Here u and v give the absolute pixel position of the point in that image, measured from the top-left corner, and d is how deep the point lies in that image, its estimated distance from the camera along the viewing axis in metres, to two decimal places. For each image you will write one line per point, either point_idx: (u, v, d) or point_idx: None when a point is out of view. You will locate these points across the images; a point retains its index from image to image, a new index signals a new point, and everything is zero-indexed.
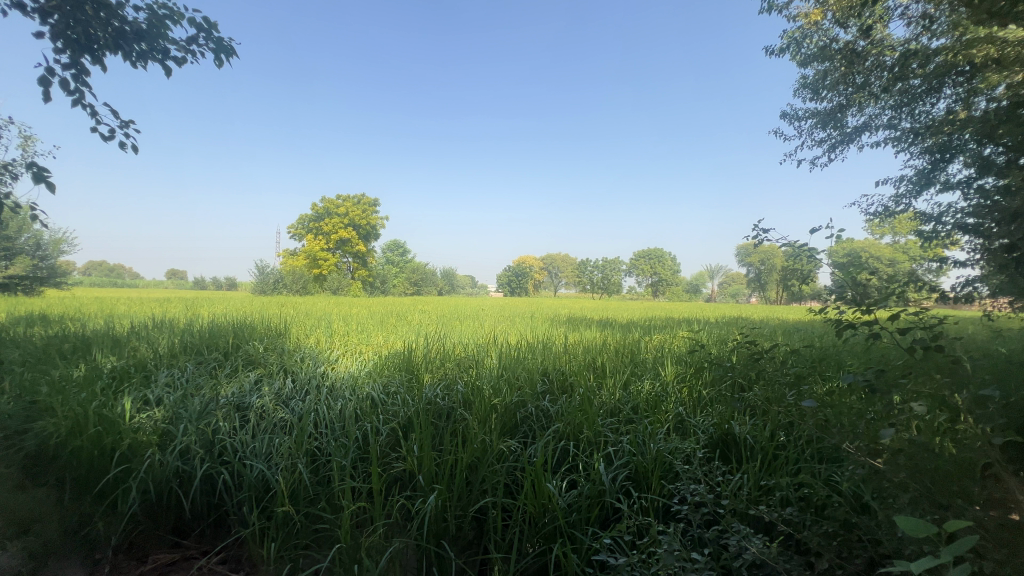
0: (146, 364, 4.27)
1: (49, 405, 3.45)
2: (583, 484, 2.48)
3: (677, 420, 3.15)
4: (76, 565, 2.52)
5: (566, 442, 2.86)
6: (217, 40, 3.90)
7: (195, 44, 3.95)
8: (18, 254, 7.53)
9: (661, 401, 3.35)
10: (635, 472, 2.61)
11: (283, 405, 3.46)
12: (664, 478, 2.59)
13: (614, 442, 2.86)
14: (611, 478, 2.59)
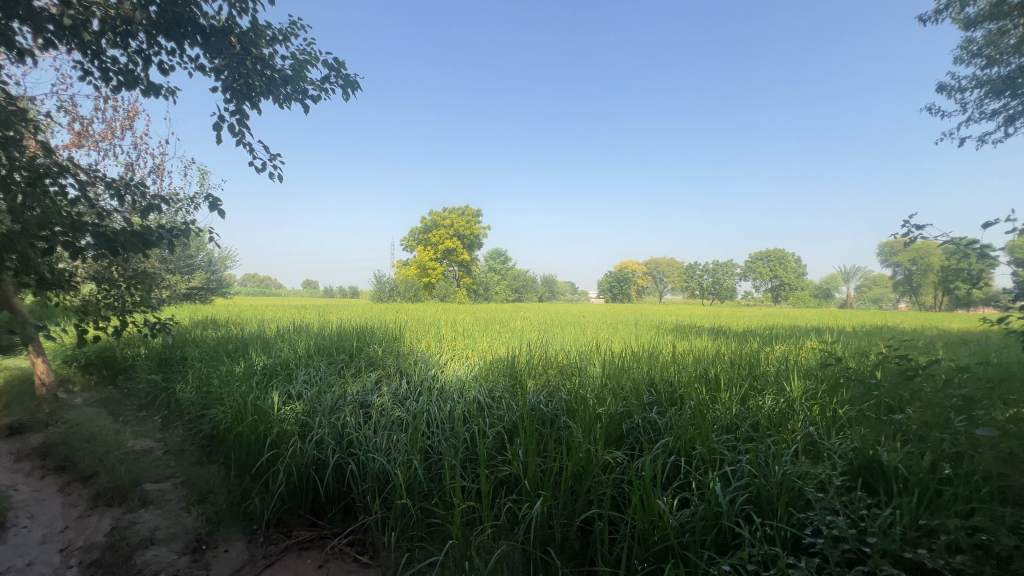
0: (289, 363, 4.91)
1: (222, 397, 4.18)
2: (697, 504, 2.32)
3: (808, 442, 2.81)
4: (239, 533, 3.01)
5: (677, 457, 2.70)
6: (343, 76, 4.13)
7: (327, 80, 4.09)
8: (196, 270, 9.14)
9: (787, 419, 3.02)
10: (756, 496, 2.38)
11: (400, 405, 3.74)
12: (793, 505, 2.32)
13: (732, 461, 2.64)
14: (729, 500, 2.39)
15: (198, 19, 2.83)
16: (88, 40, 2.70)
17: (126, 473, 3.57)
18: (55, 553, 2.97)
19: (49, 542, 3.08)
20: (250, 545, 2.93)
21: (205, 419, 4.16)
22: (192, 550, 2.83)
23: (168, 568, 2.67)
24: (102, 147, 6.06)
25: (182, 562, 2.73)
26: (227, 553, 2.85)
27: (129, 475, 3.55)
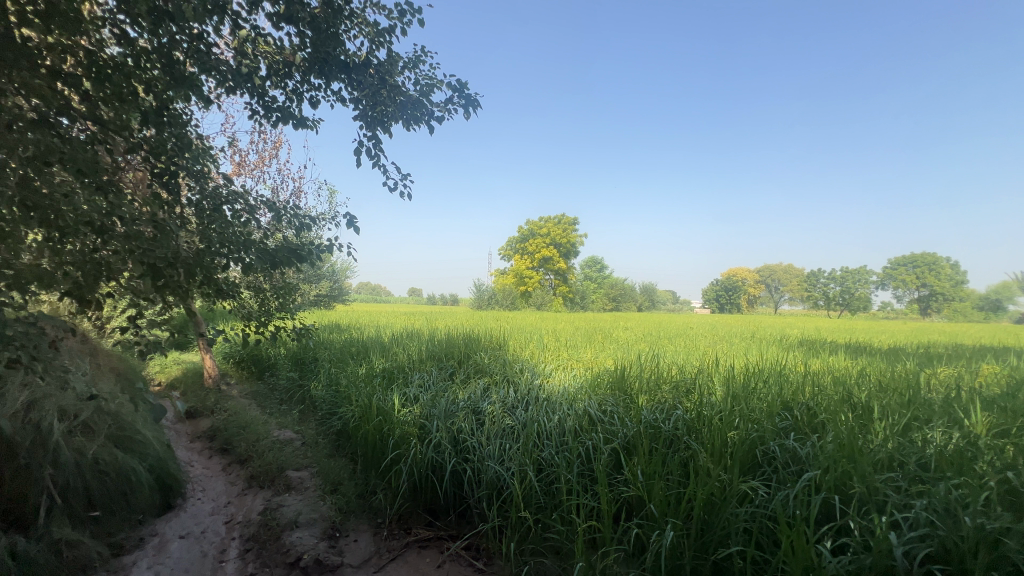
0: (405, 367, 5.26)
1: (351, 396, 4.59)
2: (861, 551, 2.02)
3: (1006, 489, 2.30)
4: (366, 523, 3.38)
5: (828, 494, 2.39)
6: (466, 97, 3.63)
7: (452, 101, 3.63)
8: (323, 279, 10.23)
9: (971, 459, 2.51)
10: (938, 551, 2.04)
11: (510, 413, 3.79)
12: (996, 569, 1.93)
13: (898, 504, 2.27)
14: (905, 553, 2.05)
15: (342, 57, 3.12)
16: (256, 84, 3.11)
17: (274, 459, 4.14)
18: (221, 525, 3.60)
19: (217, 514, 3.73)
20: (376, 538, 3.23)
21: (338, 416, 4.63)
22: (329, 536, 3.20)
23: (311, 550, 3.06)
24: (255, 175, 7.08)
25: (322, 547, 3.10)
26: (357, 543, 3.19)
27: (276, 461, 4.11)
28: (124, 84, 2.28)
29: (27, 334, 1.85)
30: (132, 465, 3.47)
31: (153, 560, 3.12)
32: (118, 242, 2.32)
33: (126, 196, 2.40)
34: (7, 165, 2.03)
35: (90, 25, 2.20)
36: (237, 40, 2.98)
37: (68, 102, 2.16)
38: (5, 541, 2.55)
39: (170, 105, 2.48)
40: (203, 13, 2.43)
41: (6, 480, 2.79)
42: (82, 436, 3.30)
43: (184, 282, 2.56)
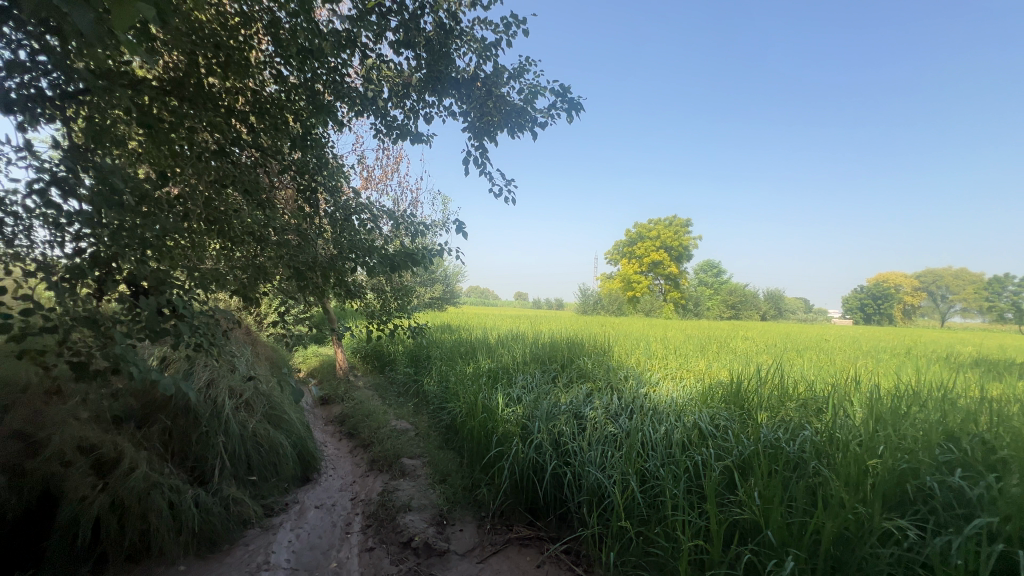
0: (509, 368, 5.40)
1: (461, 394, 4.85)
2: None
3: None
4: (470, 515, 3.55)
5: (1006, 548, 1.97)
6: (568, 100, 3.58)
7: (555, 105, 3.60)
8: (437, 283, 10.96)
9: None
10: None
11: (612, 420, 3.68)
12: None
13: None
14: None
15: (453, 74, 3.35)
16: (380, 106, 3.45)
17: (392, 446, 4.53)
18: (348, 500, 4.03)
19: (345, 491, 4.18)
20: (479, 530, 3.38)
21: (449, 412, 4.93)
22: (437, 522, 3.43)
23: (421, 533, 3.30)
24: (380, 188, 7.84)
25: (430, 531, 3.33)
26: (462, 533, 3.37)
27: (393, 448, 4.50)
28: (278, 115, 2.70)
29: (207, 325, 2.27)
30: (280, 440, 4.06)
31: (295, 523, 3.61)
32: (272, 249, 2.73)
33: (278, 210, 2.84)
34: (197, 188, 2.53)
35: (255, 68, 2.64)
36: (365, 68, 3.33)
37: (239, 134, 2.61)
38: (191, 493, 3.18)
39: (312, 130, 2.86)
40: (337, 47, 2.77)
41: (193, 444, 3.46)
42: (245, 412, 3.94)
43: (320, 284, 2.94)
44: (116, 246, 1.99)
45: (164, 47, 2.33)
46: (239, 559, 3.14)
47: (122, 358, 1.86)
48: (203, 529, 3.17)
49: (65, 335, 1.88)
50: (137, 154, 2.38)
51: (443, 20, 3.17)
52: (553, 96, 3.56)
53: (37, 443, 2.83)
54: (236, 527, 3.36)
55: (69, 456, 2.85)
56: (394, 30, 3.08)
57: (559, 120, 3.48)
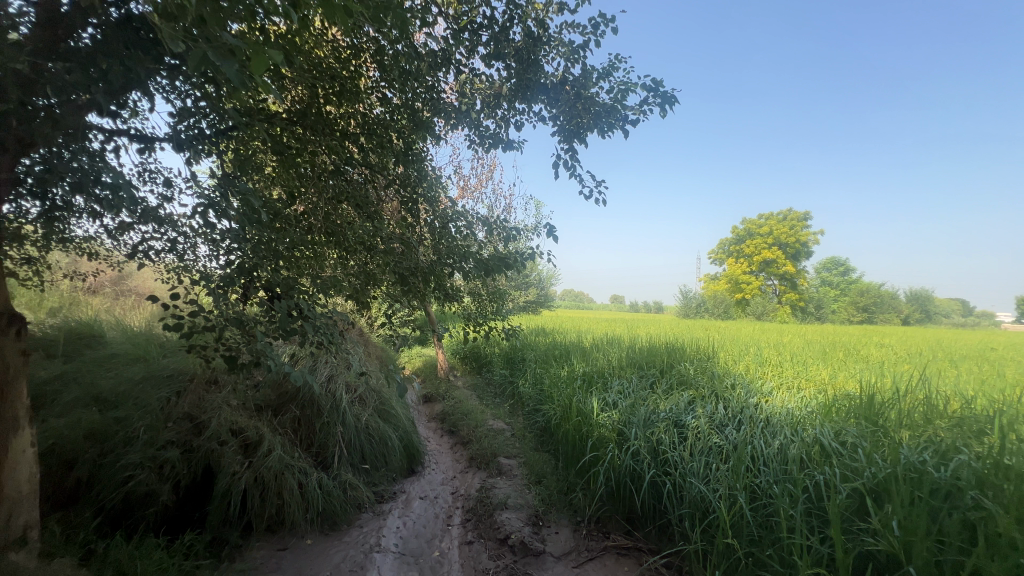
0: (604, 372, 5.28)
1: (556, 397, 4.86)
2: None
3: None
4: (566, 519, 3.54)
5: None
6: (660, 92, 3.40)
7: (646, 101, 3.44)
8: (531, 287, 11.11)
9: None
10: None
11: (717, 431, 3.43)
12: None
13: None
14: None
15: (542, 80, 3.39)
16: (473, 118, 3.60)
17: (489, 445, 4.69)
18: (449, 494, 4.24)
19: (447, 485, 4.39)
20: (575, 534, 3.37)
21: (545, 414, 4.96)
22: (533, 523, 3.49)
23: (518, 532, 3.38)
24: (475, 197, 8.17)
25: (527, 531, 3.40)
26: (558, 535, 3.38)
27: (491, 447, 4.65)
28: (384, 134, 2.95)
29: (328, 326, 2.54)
30: (388, 433, 4.39)
31: (402, 510, 3.88)
32: (380, 257, 2.98)
33: (385, 220, 3.09)
34: (318, 205, 2.86)
35: (364, 93, 2.91)
36: (459, 83, 3.51)
37: (351, 154, 2.90)
38: (316, 476, 3.58)
39: (413, 146, 3.08)
40: (434, 66, 2.97)
41: (317, 432, 3.89)
42: (359, 406, 4.33)
43: (422, 288, 3.13)
44: (256, 257, 2.31)
45: (291, 83, 2.67)
46: (355, 539, 3.44)
47: (262, 353, 2.17)
48: (327, 509, 3.55)
49: (220, 333, 2.22)
50: (271, 178, 2.82)
51: (531, 29, 3.24)
52: (644, 92, 3.41)
53: (201, 425, 3.41)
54: (353, 510, 3.70)
55: (224, 437, 3.37)
56: (486, 44, 3.21)
57: (650, 116, 3.32)
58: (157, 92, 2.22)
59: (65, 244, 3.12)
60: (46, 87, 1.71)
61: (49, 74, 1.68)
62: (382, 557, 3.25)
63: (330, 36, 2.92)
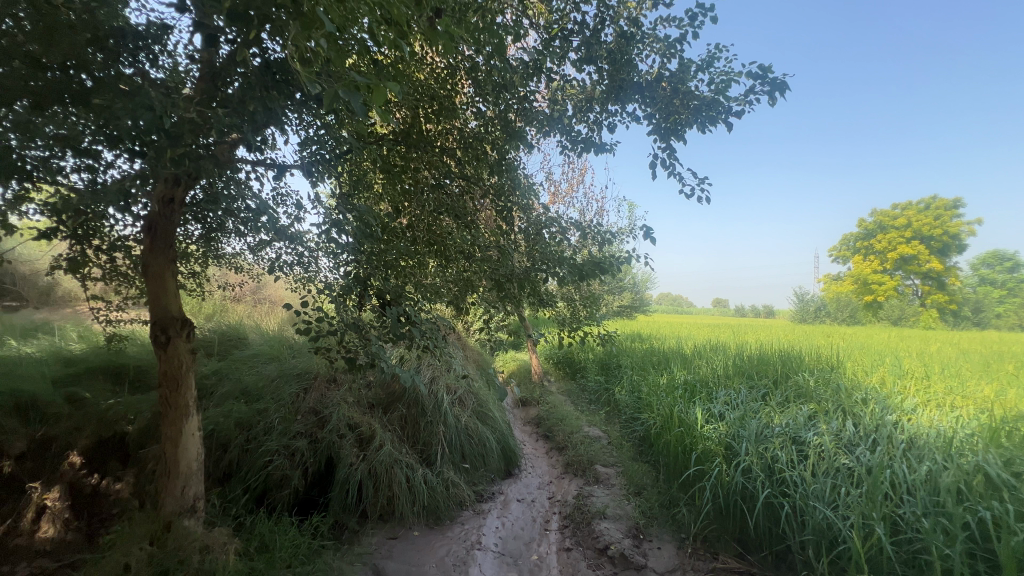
0: (709, 381, 4.95)
1: (656, 407, 4.67)
2: None
3: None
4: (669, 534, 3.39)
5: None
6: (769, 80, 3.09)
7: (753, 90, 3.13)
8: (626, 291, 10.80)
9: None
10: None
11: (846, 450, 3.05)
12: None
13: None
14: None
15: (636, 79, 3.29)
16: (566, 123, 3.60)
17: (585, 453, 4.66)
18: (546, 499, 4.25)
19: (543, 489, 4.42)
20: (679, 552, 3.21)
21: (645, 424, 4.77)
22: (634, 535, 3.39)
23: (617, 543, 3.31)
24: (567, 202, 8.17)
25: (627, 543, 3.32)
26: (661, 551, 3.25)
27: (587, 455, 4.61)
28: (479, 147, 3.09)
29: (432, 330, 2.70)
30: (486, 435, 4.51)
31: (501, 511, 3.97)
32: (477, 264, 3.09)
33: (481, 228, 3.20)
34: (422, 216, 3.06)
35: (461, 109, 3.08)
36: (551, 91, 3.55)
37: (450, 167, 3.07)
38: (421, 471, 3.81)
39: (506, 155, 3.17)
40: (525, 76, 3.04)
41: (421, 430, 4.14)
42: (459, 407, 4.53)
43: (517, 294, 3.19)
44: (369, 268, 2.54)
45: (397, 106, 2.89)
46: (457, 535, 3.60)
47: (376, 356, 2.37)
48: (431, 503, 3.75)
49: (341, 337, 2.48)
50: (380, 194, 3.08)
51: (623, 28, 3.17)
52: (750, 80, 3.10)
53: (324, 418, 3.81)
54: (455, 507, 3.88)
55: (343, 430, 3.73)
56: (577, 49, 3.22)
57: (760, 104, 3.01)
58: (288, 125, 2.53)
59: (219, 259, 3.66)
60: (208, 131, 2.04)
61: (211, 119, 1.99)
62: (483, 555, 3.37)
63: (429, 59, 3.12)
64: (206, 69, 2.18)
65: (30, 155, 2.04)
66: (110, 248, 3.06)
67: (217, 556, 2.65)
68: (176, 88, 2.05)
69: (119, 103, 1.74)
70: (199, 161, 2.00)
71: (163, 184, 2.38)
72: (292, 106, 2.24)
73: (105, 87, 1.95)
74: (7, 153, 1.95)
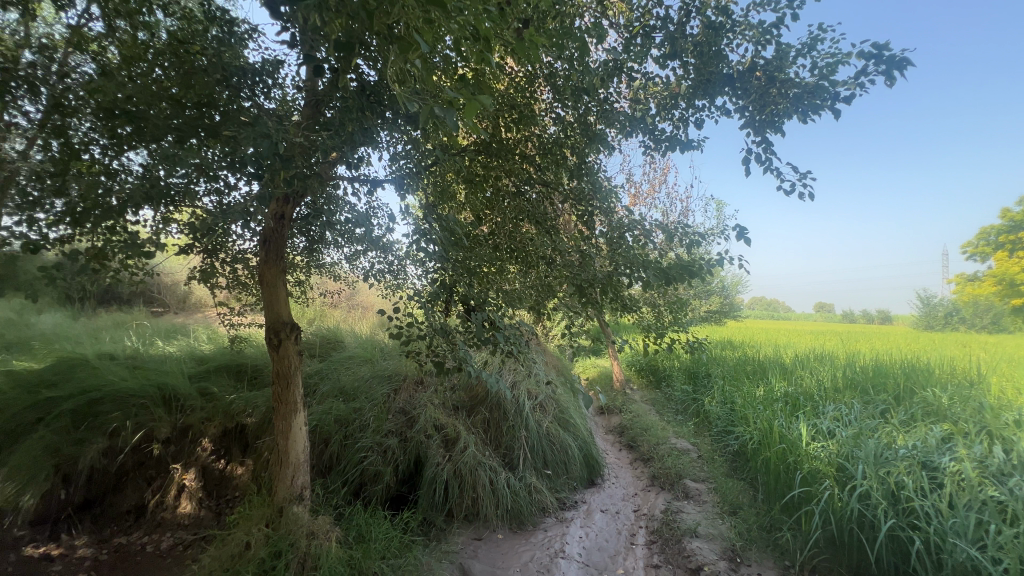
0: (814, 395, 4.50)
1: (752, 420, 4.33)
2: None
3: None
4: (771, 560, 3.14)
5: None
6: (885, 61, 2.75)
7: (866, 70, 2.80)
8: (714, 295, 10.17)
9: None
10: None
11: (993, 481, 2.61)
12: None
13: None
14: None
15: (726, 71, 3.10)
16: (649, 123, 3.46)
17: (673, 465, 4.45)
18: (631, 511, 4.10)
19: (628, 501, 4.27)
20: None
21: (740, 438, 4.44)
22: (729, 558, 3.18)
23: (711, 565, 3.12)
24: (649, 203, 7.89)
25: (722, 565, 3.12)
26: None
27: (675, 468, 4.40)
28: (558, 153, 3.10)
29: (515, 335, 2.73)
30: (568, 442, 4.46)
31: (585, 521, 3.90)
32: (559, 270, 3.08)
33: (562, 233, 3.19)
34: (504, 223, 3.12)
35: (540, 116, 3.12)
36: (632, 91, 3.45)
37: (530, 174, 3.11)
38: (504, 475, 3.87)
39: (586, 159, 3.13)
40: (605, 78, 3.01)
41: (503, 434, 4.21)
42: (540, 412, 4.53)
43: (599, 299, 3.12)
44: (454, 274, 2.64)
45: (479, 117, 2.99)
46: (541, 541, 3.59)
47: (463, 360, 2.46)
48: (514, 507, 3.79)
49: (430, 341, 2.60)
50: (463, 203, 3.19)
51: (711, 19, 3.01)
52: (862, 60, 2.78)
53: (412, 418, 4.01)
54: (538, 513, 3.88)
55: (430, 431, 3.90)
56: (660, 45, 3.11)
57: (874, 86, 2.68)
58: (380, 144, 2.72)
59: (320, 269, 4.00)
60: (313, 153, 2.25)
61: (316, 143, 2.19)
62: (567, 564, 3.33)
63: (508, 70, 3.20)
64: (311, 97, 2.41)
65: (173, 182, 2.38)
66: (231, 261, 3.47)
67: (321, 542, 2.89)
68: (287, 116, 2.29)
69: (243, 133, 1.98)
70: (306, 180, 2.21)
71: (274, 202, 2.69)
72: (384, 126, 2.40)
73: (231, 121, 2.23)
74: (156, 181, 2.29)
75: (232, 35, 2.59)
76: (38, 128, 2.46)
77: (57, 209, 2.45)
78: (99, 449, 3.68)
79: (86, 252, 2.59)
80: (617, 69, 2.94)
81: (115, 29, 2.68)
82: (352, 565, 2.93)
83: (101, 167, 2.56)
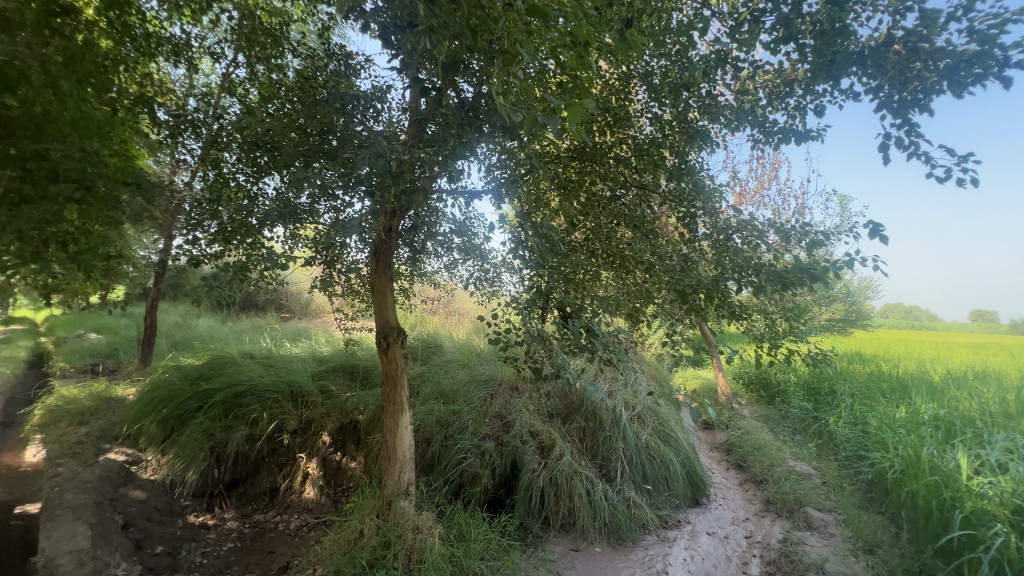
0: (976, 421, 3.78)
1: (892, 447, 3.77)
2: None
3: None
4: None
5: None
6: None
7: None
8: (836, 302, 9.05)
9: None
10: None
11: None
12: None
13: None
14: None
15: (854, 47, 2.74)
16: (758, 114, 3.17)
17: (792, 491, 4.02)
18: (743, 537, 3.77)
19: (738, 525, 3.94)
20: None
21: (877, 466, 3.87)
22: None
23: None
24: (756, 201, 7.26)
25: None
26: None
27: (795, 494, 3.97)
28: (655, 153, 2.99)
29: (615, 343, 2.67)
30: (670, 457, 4.22)
31: (690, 543, 3.66)
32: (659, 275, 2.94)
33: (662, 236, 3.06)
34: (601, 228, 3.07)
35: (635, 117, 3.03)
36: (739, 81, 3.21)
37: (625, 177, 3.03)
38: (601, 487, 3.78)
39: (686, 158, 2.97)
40: (708, 71, 2.83)
41: (600, 444, 4.12)
42: (638, 423, 4.36)
43: (704, 306, 2.93)
44: (551, 281, 2.65)
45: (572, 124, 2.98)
46: (642, 559, 3.45)
47: (562, 368, 2.46)
48: (613, 521, 3.67)
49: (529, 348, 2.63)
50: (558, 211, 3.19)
51: None
52: None
53: (508, 424, 4.09)
54: (638, 529, 3.72)
55: (525, 436, 3.94)
56: (771, 29, 2.86)
57: None
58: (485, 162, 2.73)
59: (422, 278, 4.23)
60: (418, 168, 2.40)
61: (422, 159, 2.34)
62: None
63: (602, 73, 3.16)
64: (416, 117, 2.58)
65: (302, 203, 2.70)
66: (346, 272, 3.80)
67: (425, 537, 3.05)
68: (395, 136, 2.48)
69: (360, 155, 2.19)
70: (413, 194, 2.37)
71: (383, 216, 2.92)
72: (483, 138, 2.49)
73: (351, 145, 2.48)
74: (289, 202, 2.61)
75: (347, 67, 2.87)
76: (201, 161, 2.94)
77: (211, 228, 2.89)
78: (243, 435, 4.25)
79: (234, 265, 3.00)
80: (725, 58, 2.74)
81: (257, 77, 3.19)
82: (454, 562, 3.05)
83: (247, 191, 2.95)
